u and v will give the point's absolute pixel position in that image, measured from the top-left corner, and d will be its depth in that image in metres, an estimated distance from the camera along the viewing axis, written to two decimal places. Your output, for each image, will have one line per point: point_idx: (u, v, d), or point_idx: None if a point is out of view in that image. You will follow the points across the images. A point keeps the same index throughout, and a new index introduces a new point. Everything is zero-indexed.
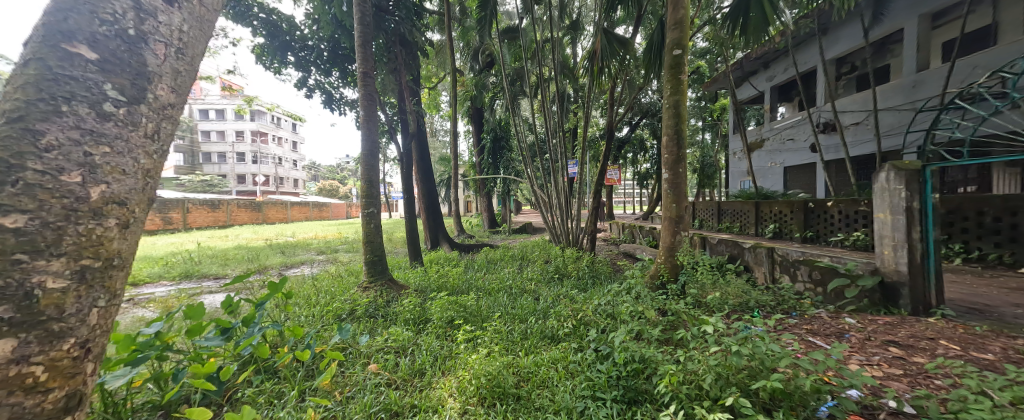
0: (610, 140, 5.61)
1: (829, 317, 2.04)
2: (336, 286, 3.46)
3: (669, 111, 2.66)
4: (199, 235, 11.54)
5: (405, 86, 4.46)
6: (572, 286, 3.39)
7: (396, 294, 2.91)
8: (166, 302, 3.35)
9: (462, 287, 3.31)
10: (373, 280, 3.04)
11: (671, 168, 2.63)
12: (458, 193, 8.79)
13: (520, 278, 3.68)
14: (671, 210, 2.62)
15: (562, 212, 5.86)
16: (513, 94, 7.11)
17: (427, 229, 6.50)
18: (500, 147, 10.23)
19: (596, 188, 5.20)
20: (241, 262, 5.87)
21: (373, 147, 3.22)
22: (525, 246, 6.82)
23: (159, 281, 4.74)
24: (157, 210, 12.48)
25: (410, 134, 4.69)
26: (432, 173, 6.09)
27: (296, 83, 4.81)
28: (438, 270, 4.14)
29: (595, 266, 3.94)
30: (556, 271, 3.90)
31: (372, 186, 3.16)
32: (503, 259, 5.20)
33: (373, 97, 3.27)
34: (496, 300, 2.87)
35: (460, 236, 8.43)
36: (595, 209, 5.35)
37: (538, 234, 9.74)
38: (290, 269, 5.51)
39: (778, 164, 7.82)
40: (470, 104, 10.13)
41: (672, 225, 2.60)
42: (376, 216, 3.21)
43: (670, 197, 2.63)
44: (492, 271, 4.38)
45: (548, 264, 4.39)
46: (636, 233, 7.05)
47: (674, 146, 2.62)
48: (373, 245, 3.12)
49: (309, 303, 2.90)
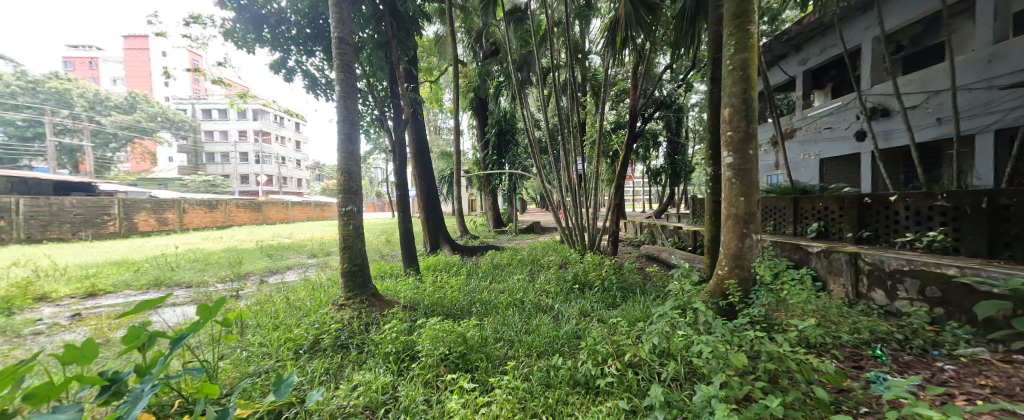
0: (635, 124, 4.81)
1: (1003, 362, 1.36)
2: (312, 301, 2.89)
3: (733, 75, 2.01)
4: (193, 236, 11.09)
5: (397, 65, 3.86)
6: (597, 302, 2.77)
7: (379, 315, 2.29)
8: (106, 323, 2.78)
9: (464, 304, 2.69)
10: (351, 294, 2.42)
11: (737, 149, 1.98)
12: (461, 190, 8.17)
13: (532, 291, 3.06)
14: (737, 206, 1.97)
15: (576, 211, 5.23)
16: (520, 81, 6.45)
17: (427, 230, 5.84)
18: (505, 142, 9.59)
19: (617, 183, 4.50)
20: (221, 267, 5.34)
21: (355, 128, 2.64)
22: (534, 248, 6.19)
23: (121, 292, 4.20)
24: (152, 210, 12.07)
25: (404, 120, 4.08)
26: (430, 167, 5.60)
27: (275, 65, 4.24)
28: (437, 279, 3.56)
29: (621, 274, 3.32)
30: (574, 281, 3.27)
31: (355, 178, 2.58)
32: (510, 264, 4.58)
33: (353, 69, 2.67)
34: (505, 321, 2.29)
35: (463, 237, 7.85)
36: (617, 205, 4.58)
37: (547, 235, 9.12)
38: (272, 276, 4.95)
39: (814, 156, 7.12)
40: (473, 96, 9.58)
41: (737, 226, 1.96)
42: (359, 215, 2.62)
43: (736, 188, 1.97)
44: (500, 278, 3.79)
45: (563, 270, 3.79)
46: (655, 233, 6.38)
47: (741, 117, 1.96)
48: (353, 250, 2.51)
49: (271, 325, 2.32)
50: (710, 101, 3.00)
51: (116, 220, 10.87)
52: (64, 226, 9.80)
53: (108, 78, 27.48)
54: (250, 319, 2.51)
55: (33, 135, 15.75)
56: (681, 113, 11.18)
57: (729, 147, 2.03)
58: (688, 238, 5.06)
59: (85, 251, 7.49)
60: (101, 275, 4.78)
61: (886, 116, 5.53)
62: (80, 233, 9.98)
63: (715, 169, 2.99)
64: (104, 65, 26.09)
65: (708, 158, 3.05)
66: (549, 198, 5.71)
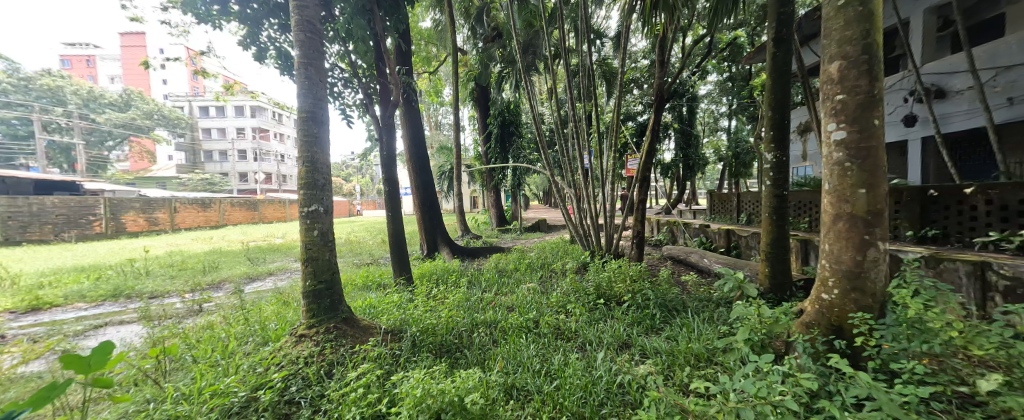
0: (660, 98, 3.97)
1: None
2: (278, 326, 2.32)
3: (847, 11, 1.38)
4: (181, 237, 10.56)
5: (381, 36, 3.24)
6: (630, 325, 2.21)
7: (349, 351, 1.71)
8: (17, 354, 2.21)
9: (463, 330, 2.12)
10: (315, 321, 1.83)
11: (854, 122, 1.36)
12: (462, 186, 7.58)
13: (546, 310, 2.49)
14: (852, 202, 1.36)
15: (590, 208, 4.61)
16: (526, 65, 5.78)
17: (425, 229, 5.20)
18: (508, 135, 8.94)
19: (640, 176, 3.79)
20: (194, 274, 4.76)
21: (324, 102, 2.06)
22: (542, 249, 5.59)
23: (72, 304, 3.65)
24: (141, 210, 11.56)
25: (393, 102, 3.47)
26: (425, 158, 5.16)
27: (243, 40, 3.63)
28: (433, 291, 3.00)
29: (653, 285, 2.75)
30: (596, 295, 2.71)
31: (325, 167, 2.02)
32: (517, 270, 4.02)
33: (318, 28, 2.06)
34: (517, 358, 1.75)
35: (464, 236, 7.26)
36: (643, 200, 3.71)
37: (555, 233, 8.53)
38: (248, 284, 4.39)
39: None
40: (473, 85, 8.98)
41: (854, 230, 1.35)
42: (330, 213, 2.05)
43: (851, 176, 1.36)
44: (507, 289, 3.23)
45: (581, 279, 3.21)
46: (676, 231, 5.77)
47: (860, 72, 1.34)
48: (320, 264, 1.92)
49: (206, 362, 1.75)
50: (771, 70, 2.38)
51: (102, 220, 10.38)
52: (46, 227, 9.34)
53: (106, 76, 27.13)
54: (186, 353, 1.93)
55: (26, 134, 15.35)
56: (694, 103, 10.55)
57: (838, 118, 1.42)
58: (719, 239, 4.46)
59: (61, 254, 7.01)
60: (57, 284, 4.23)
61: (941, 98, 4.90)
62: (64, 234, 9.50)
63: (778, 155, 2.38)
64: (101, 63, 25.67)
65: (768, 142, 2.44)
66: (558, 194, 5.11)
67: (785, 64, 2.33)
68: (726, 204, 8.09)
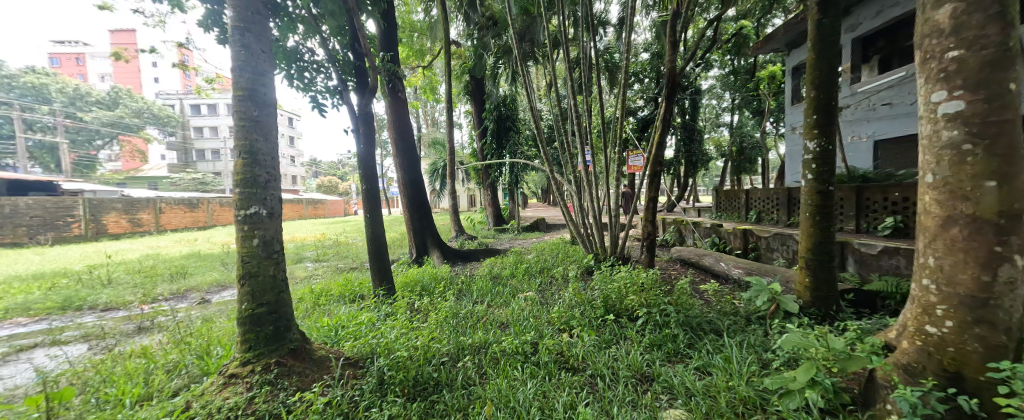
0: (674, 76, 3.43)
1: None
2: (221, 356, 1.89)
3: None
4: (164, 239, 10.11)
5: (355, 11, 2.82)
6: (648, 350, 1.82)
7: (289, 399, 1.30)
8: None
9: (445, 360, 1.73)
10: (251, 355, 1.43)
11: (977, 88, 0.96)
12: (456, 184, 7.20)
13: (547, 329, 2.12)
14: (976, 199, 0.96)
15: (593, 207, 4.21)
16: (523, 52, 5.32)
17: (412, 232, 4.76)
18: (505, 129, 8.51)
19: (652, 169, 3.35)
20: (159, 281, 4.32)
21: (270, 77, 1.65)
22: (541, 252, 5.20)
23: (10, 319, 3.22)
24: (123, 211, 11.10)
25: (371, 88, 3.00)
26: (414, 155, 4.78)
27: (201, 18, 3.17)
28: (416, 305, 2.60)
29: (669, 296, 2.37)
30: (605, 309, 2.33)
31: (275, 160, 1.64)
32: (514, 277, 3.62)
33: None
34: (510, 408, 1.35)
35: (458, 237, 6.88)
36: (655, 198, 3.29)
37: (554, 232, 8.16)
38: (219, 294, 3.97)
39: (864, 137, 6.24)
40: (468, 78, 8.60)
41: (978, 239, 0.96)
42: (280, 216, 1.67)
43: (974, 163, 0.96)
44: (502, 301, 2.84)
45: (586, 289, 2.82)
46: (683, 231, 5.39)
47: (988, 16, 0.94)
48: (262, 283, 1.51)
49: (104, 414, 1.33)
50: (815, 41, 1.99)
51: (81, 221, 9.93)
52: (20, 230, 8.85)
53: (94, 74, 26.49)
54: (93, 395, 1.51)
55: (8, 133, 14.78)
56: (698, 97, 10.17)
57: (950, 84, 1.02)
58: (734, 240, 4.06)
59: (27, 258, 6.56)
60: (2, 294, 3.79)
61: None
62: (39, 237, 9.02)
63: (824, 143, 1.98)
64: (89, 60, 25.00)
65: (810, 127, 2.05)
66: (557, 192, 4.69)
67: (832, 34, 1.94)
68: (733, 201, 7.72)
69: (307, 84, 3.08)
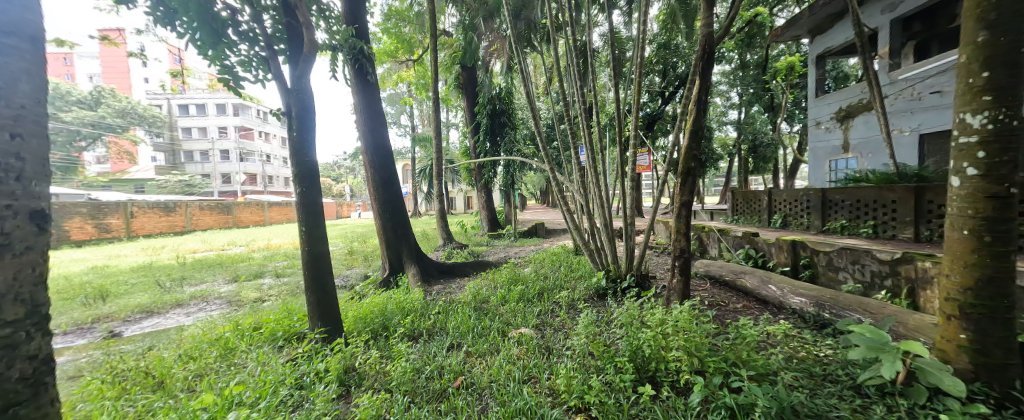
0: (709, 47, 2.54)
1: None
2: None
3: None
4: (128, 247, 9.18)
5: None
6: None
7: None
8: None
9: None
10: None
11: None
12: (444, 185, 6.42)
13: (549, 416, 1.35)
14: None
15: (603, 214, 3.41)
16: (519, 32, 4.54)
17: (385, 244, 3.95)
18: (500, 126, 7.74)
19: (683, 167, 2.50)
20: (70, 307, 3.46)
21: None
22: (540, 265, 4.42)
23: None
24: (89, 216, 10.11)
25: (304, 54, 2.13)
26: (387, 152, 4.02)
27: None
28: (362, 365, 1.79)
29: (729, 351, 1.58)
30: (632, 370, 1.58)
31: (43, 140, 0.88)
32: (505, 305, 2.82)
33: None
34: None
35: (446, 246, 6.10)
36: (688, 202, 2.49)
37: (553, 239, 7.41)
38: (139, 324, 3.15)
39: (908, 131, 5.51)
40: (459, 69, 7.88)
41: None
42: (49, 245, 0.89)
43: None
44: (484, 353, 2.03)
45: (601, 333, 2.04)
46: (704, 240, 4.63)
47: None
48: None
49: None
50: None
51: None
52: None
53: None
54: None
55: None
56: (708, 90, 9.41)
57: None
58: (777, 253, 3.28)
59: None
60: None
61: None
62: None
63: (1004, 114, 1.19)
64: None
65: (974, 93, 1.26)
66: (559, 195, 3.89)
67: None
68: (752, 203, 6.97)
69: (221, 51, 2.26)
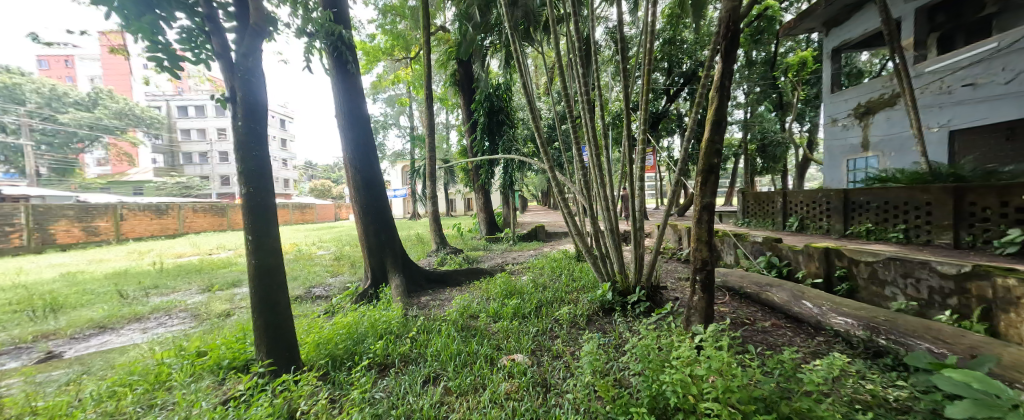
0: (735, 25, 2.04)
1: None
2: None
3: None
4: (113, 250, 8.82)
5: None
6: None
7: None
8: None
9: None
10: None
11: None
12: (437, 186, 6.05)
13: None
14: None
15: (608, 218, 3.02)
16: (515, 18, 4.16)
17: (367, 251, 3.58)
18: (498, 124, 7.40)
19: (703, 166, 2.11)
20: (14, 322, 3.11)
21: None
22: (538, 273, 4.04)
23: None
24: (75, 219, 9.74)
25: (251, 28, 1.76)
26: (370, 150, 3.68)
27: None
28: (308, 413, 1.42)
29: (780, 400, 1.19)
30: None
31: None
32: (497, 324, 2.45)
33: None
34: None
35: (439, 250, 5.74)
36: (709, 208, 2.11)
37: (554, 242, 7.06)
38: (85, 341, 2.80)
39: (936, 127, 5.12)
40: (456, 65, 7.51)
41: None
42: None
43: None
44: (467, 392, 1.64)
45: (608, 369, 1.67)
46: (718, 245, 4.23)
47: None
48: None
49: None
50: None
51: (21, 231, 8.58)
52: None
53: None
54: None
55: None
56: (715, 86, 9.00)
57: None
58: (806, 262, 2.90)
59: None
60: None
61: None
62: None
63: None
64: None
65: None
66: (560, 198, 3.51)
67: None
68: (765, 205, 6.57)
69: None
